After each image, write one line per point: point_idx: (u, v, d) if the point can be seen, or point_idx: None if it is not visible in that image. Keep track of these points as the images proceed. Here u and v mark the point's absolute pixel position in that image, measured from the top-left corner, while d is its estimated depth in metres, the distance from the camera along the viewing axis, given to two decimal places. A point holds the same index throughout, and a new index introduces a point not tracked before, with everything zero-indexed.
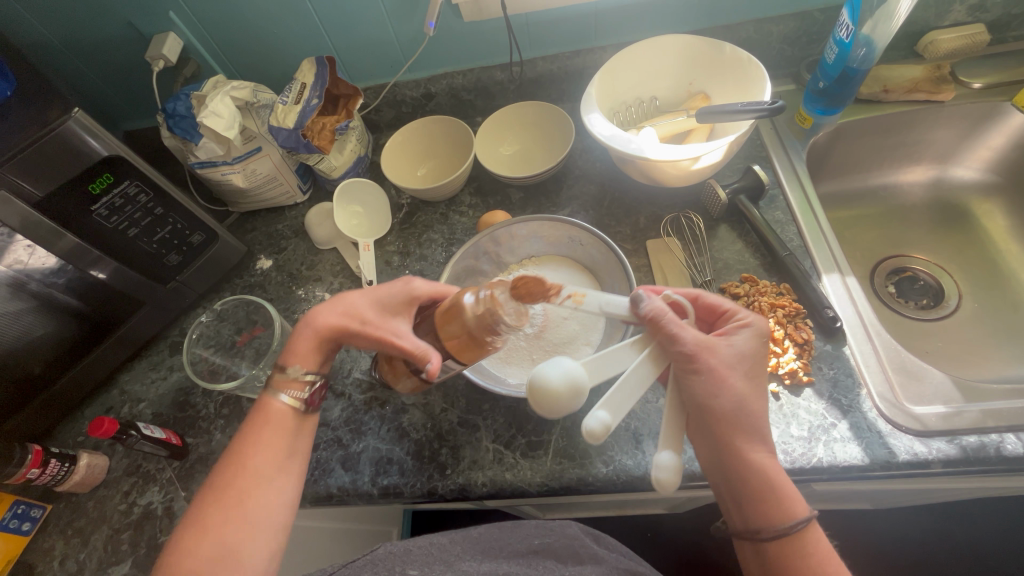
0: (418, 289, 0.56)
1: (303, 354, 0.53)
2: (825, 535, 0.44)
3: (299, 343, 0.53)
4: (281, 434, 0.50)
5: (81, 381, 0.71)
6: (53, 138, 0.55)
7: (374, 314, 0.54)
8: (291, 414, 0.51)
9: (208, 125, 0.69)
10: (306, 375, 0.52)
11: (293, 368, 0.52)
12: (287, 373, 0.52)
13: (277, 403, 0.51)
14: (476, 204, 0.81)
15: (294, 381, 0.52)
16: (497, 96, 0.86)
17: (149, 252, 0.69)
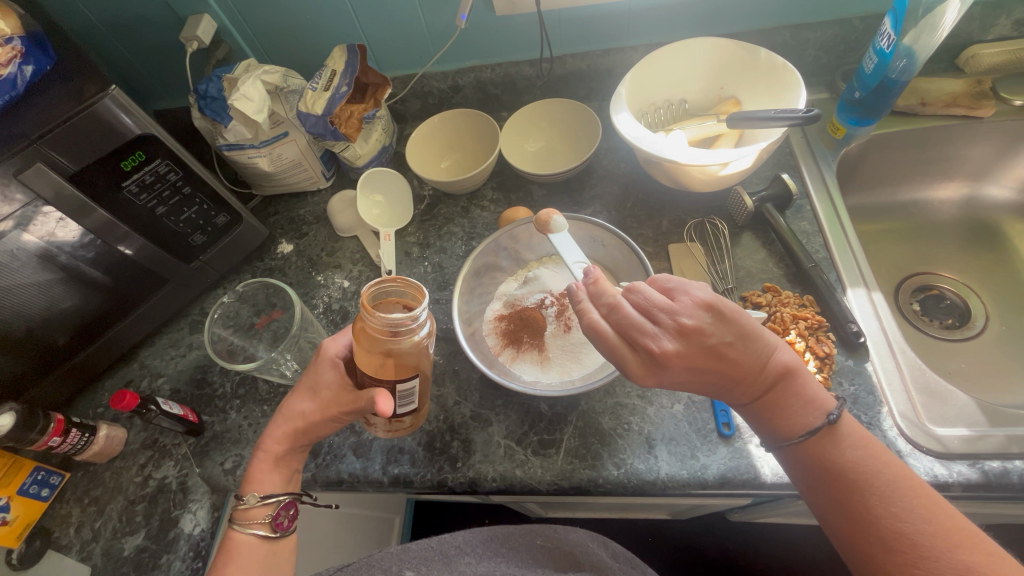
0: (333, 352, 0.53)
1: (258, 477, 0.52)
2: (843, 443, 0.44)
3: (255, 469, 0.52)
4: (251, 555, 0.49)
5: (103, 353, 0.72)
6: (88, 114, 0.56)
7: (314, 403, 0.53)
8: (261, 542, 0.50)
9: (238, 107, 0.70)
10: (267, 499, 0.51)
11: (249, 495, 0.51)
12: (244, 503, 0.50)
13: (244, 536, 0.50)
14: (497, 199, 0.81)
15: (255, 509, 0.50)
16: (524, 92, 0.86)
17: (175, 231, 0.70)
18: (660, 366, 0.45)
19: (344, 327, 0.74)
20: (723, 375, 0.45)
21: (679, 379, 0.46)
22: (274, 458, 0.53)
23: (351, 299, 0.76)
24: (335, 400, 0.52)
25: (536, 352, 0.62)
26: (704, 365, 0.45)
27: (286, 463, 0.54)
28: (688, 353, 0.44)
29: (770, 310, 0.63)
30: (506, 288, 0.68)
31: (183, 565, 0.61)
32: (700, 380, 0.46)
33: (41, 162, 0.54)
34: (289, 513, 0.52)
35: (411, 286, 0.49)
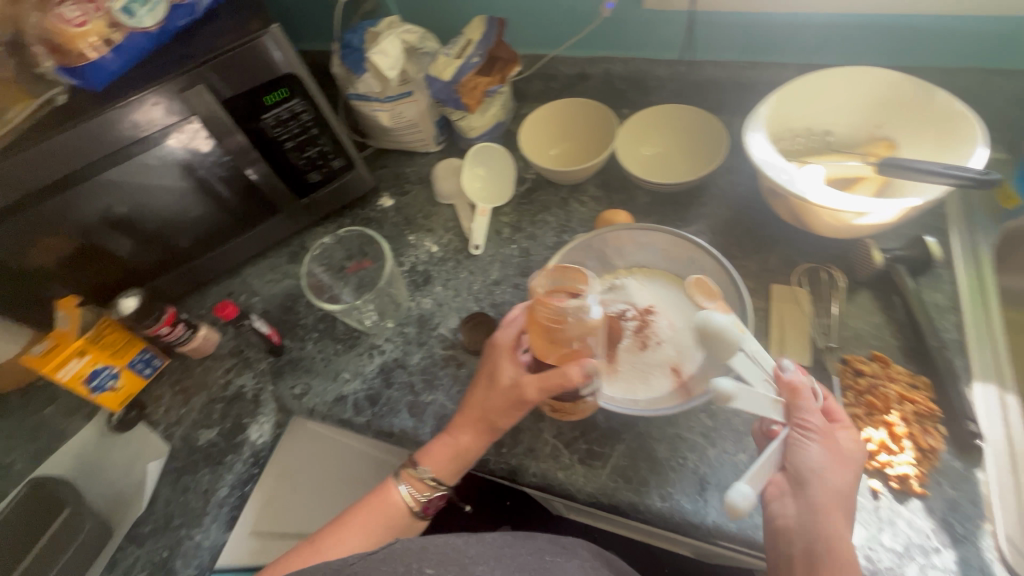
0: (504, 338, 0.57)
1: (436, 457, 0.56)
2: None
3: (437, 448, 0.56)
4: (391, 516, 0.54)
5: (215, 263, 0.80)
6: (248, 49, 0.60)
7: (488, 391, 0.55)
8: (403, 510, 0.55)
9: (375, 61, 0.73)
10: (431, 480, 0.55)
11: (422, 467, 0.55)
12: (415, 471, 0.55)
13: (395, 493, 0.55)
14: (599, 197, 0.79)
15: (419, 481, 0.55)
16: (652, 92, 0.82)
17: (295, 166, 0.74)
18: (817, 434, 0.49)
19: (424, 289, 0.76)
20: (828, 497, 0.47)
21: (799, 459, 0.48)
22: (457, 462, 0.56)
23: (436, 265, 0.78)
24: (512, 389, 0.54)
25: (606, 361, 0.60)
26: (824, 468, 0.48)
27: (463, 456, 0.56)
28: (833, 446, 0.49)
29: (872, 382, 0.56)
30: None
31: (243, 468, 0.67)
32: (810, 476, 0.47)
33: (202, 85, 0.60)
34: (435, 503, 0.56)
35: (568, 270, 0.55)
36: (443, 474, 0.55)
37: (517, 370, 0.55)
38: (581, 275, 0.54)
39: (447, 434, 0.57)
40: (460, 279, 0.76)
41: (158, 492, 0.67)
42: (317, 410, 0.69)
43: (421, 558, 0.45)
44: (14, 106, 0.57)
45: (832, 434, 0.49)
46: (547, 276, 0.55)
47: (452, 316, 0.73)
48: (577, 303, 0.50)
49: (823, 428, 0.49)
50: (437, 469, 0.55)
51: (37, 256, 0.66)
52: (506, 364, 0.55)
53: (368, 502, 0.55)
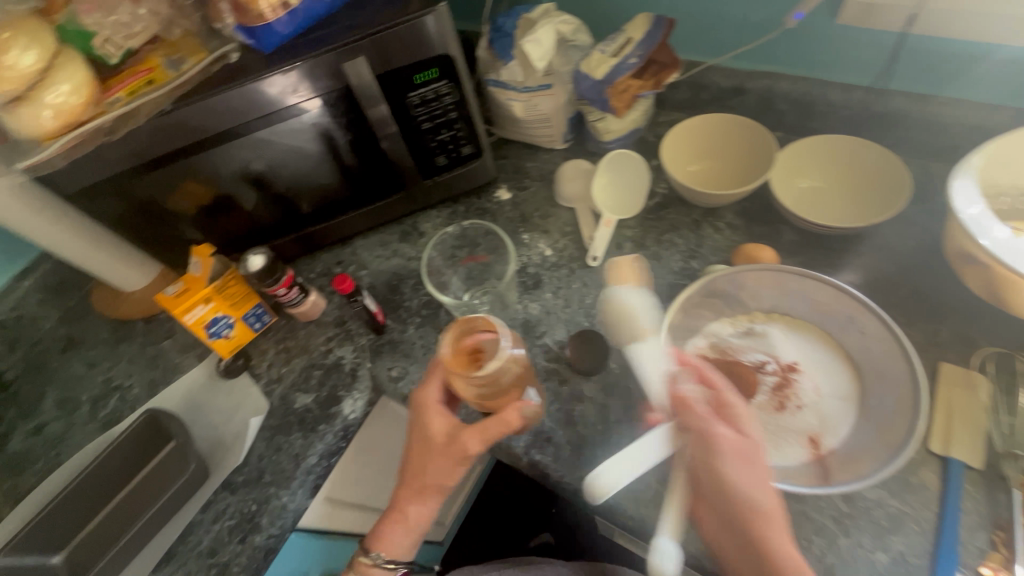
0: (430, 390, 0.57)
1: (389, 542, 0.58)
2: None
3: (391, 536, 0.58)
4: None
5: (331, 231, 0.81)
6: (412, 25, 0.59)
7: (425, 449, 0.56)
8: None
9: (525, 49, 0.70)
10: (387, 564, 0.58)
11: (376, 555, 0.58)
12: (367, 559, 0.58)
13: None
14: (737, 226, 0.72)
15: (375, 565, 0.58)
16: (817, 118, 0.73)
17: (427, 148, 0.73)
18: (727, 453, 0.48)
19: (532, 293, 0.73)
20: (735, 510, 0.47)
21: (723, 480, 0.48)
22: (410, 531, 0.58)
23: (548, 269, 0.74)
24: (450, 445, 0.55)
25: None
26: (768, 508, 0.47)
27: (412, 530, 0.58)
28: (742, 459, 0.48)
29: None
30: (717, 329, 0.60)
31: (333, 439, 0.68)
32: (735, 504, 0.47)
33: (362, 57, 0.59)
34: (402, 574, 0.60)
35: (477, 321, 0.56)
36: (403, 526, 0.58)
37: (447, 423, 0.56)
38: (493, 324, 0.55)
39: (387, 522, 0.58)
40: (572, 290, 0.72)
41: (254, 445, 0.69)
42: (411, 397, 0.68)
43: None
44: (190, 59, 0.59)
45: (738, 445, 0.49)
46: (455, 330, 0.55)
47: (559, 327, 0.69)
48: (495, 363, 0.51)
49: (733, 440, 0.49)
50: (404, 521, 0.58)
51: (177, 200, 0.69)
52: (433, 427, 0.56)
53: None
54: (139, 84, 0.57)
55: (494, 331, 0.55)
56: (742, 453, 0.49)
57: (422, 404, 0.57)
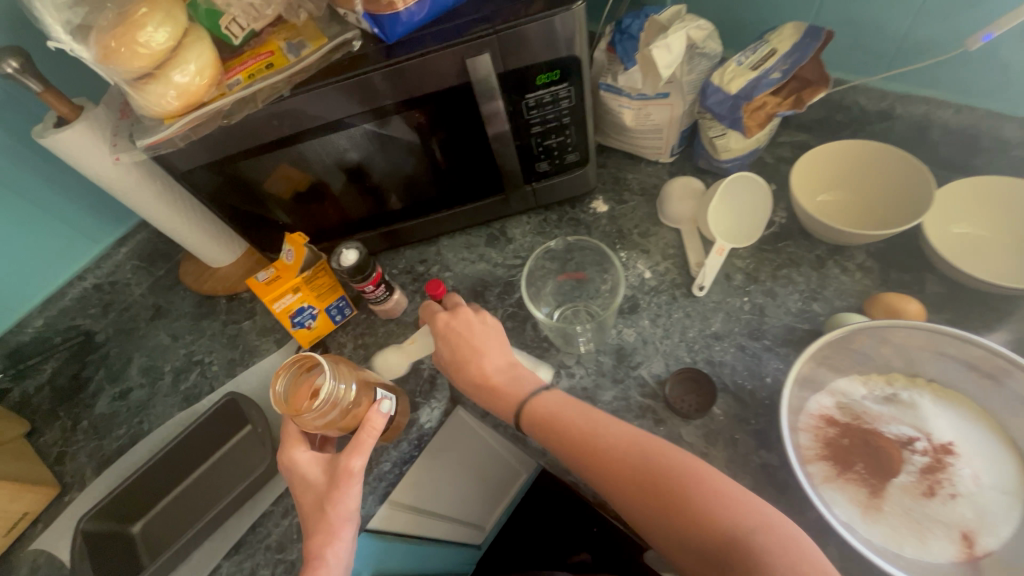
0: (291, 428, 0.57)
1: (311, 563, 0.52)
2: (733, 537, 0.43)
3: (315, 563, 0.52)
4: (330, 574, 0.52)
5: (418, 229, 0.79)
6: (545, 23, 0.54)
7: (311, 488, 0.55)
8: None
9: (653, 55, 0.64)
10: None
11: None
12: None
13: None
14: (870, 268, 0.64)
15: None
16: (979, 154, 0.64)
17: (532, 152, 0.69)
18: (650, 454, 0.49)
19: (628, 318, 0.67)
20: (663, 482, 0.47)
21: (665, 476, 0.47)
22: (336, 546, 0.53)
23: (646, 293, 0.69)
24: (334, 474, 0.54)
25: (867, 492, 0.48)
26: (734, 494, 0.45)
27: (343, 544, 0.53)
28: (658, 455, 0.49)
29: None
30: (850, 388, 0.53)
31: (407, 448, 0.65)
32: (720, 519, 0.44)
33: (486, 53, 0.55)
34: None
35: (298, 360, 0.56)
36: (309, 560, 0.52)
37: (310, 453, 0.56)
38: (308, 357, 0.56)
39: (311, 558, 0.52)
40: (673, 319, 0.66)
41: None
42: None
43: None
44: (310, 45, 0.56)
45: (641, 443, 0.50)
46: (284, 378, 0.56)
47: (656, 359, 0.64)
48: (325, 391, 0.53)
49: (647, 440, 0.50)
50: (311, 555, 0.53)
51: (275, 184, 0.68)
52: (309, 456, 0.56)
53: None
54: (259, 67, 0.56)
55: (316, 362, 0.57)
56: (654, 447, 0.49)
57: (288, 456, 0.56)
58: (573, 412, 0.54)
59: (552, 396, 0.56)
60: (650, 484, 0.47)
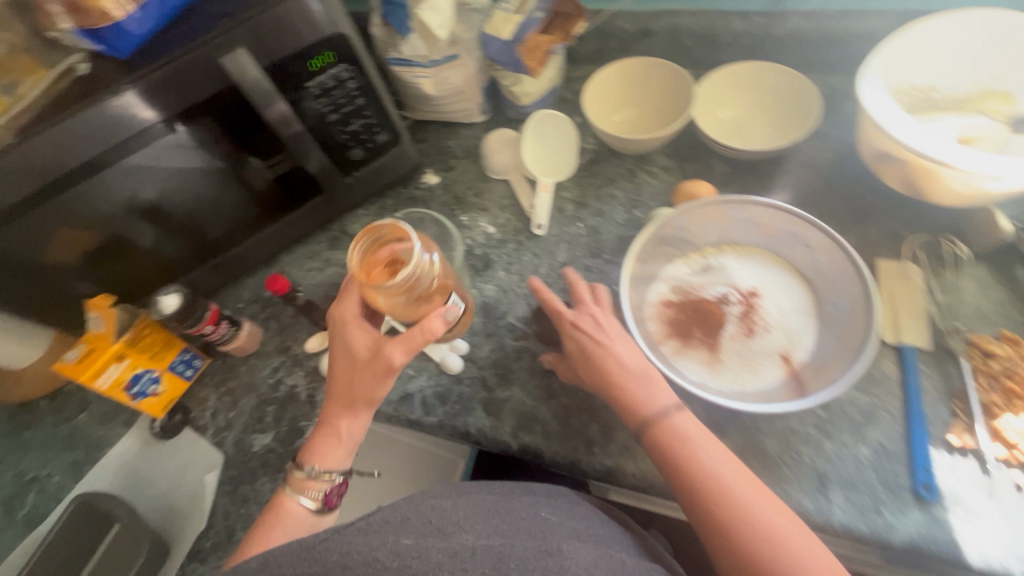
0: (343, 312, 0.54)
1: (320, 452, 0.52)
2: (735, 518, 0.42)
3: (323, 447, 0.52)
4: (293, 523, 0.49)
5: (249, 253, 0.73)
6: (293, 4, 0.52)
7: (345, 363, 0.53)
8: (307, 517, 0.50)
9: (424, 19, 0.64)
10: (326, 475, 0.51)
11: (307, 467, 0.51)
12: (302, 473, 0.51)
13: (295, 504, 0.50)
14: (670, 167, 0.72)
15: (314, 484, 0.51)
16: (722, 49, 0.74)
17: (339, 142, 0.67)
18: (618, 372, 0.50)
19: (484, 275, 0.69)
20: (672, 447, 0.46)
21: (696, 463, 0.45)
22: (342, 440, 0.52)
23: (495, 247, 0.71)
24: (375, 357, 0.51)
25: (707, 351, 0.55)
26: (739, 496, 0.43)
27: (354, 437, 0.52)
28: (636, 378, 0.49)
29: (1007, 366, 0.51)
30: (674, 272, 0.60)
31: None
32: (736, 522, 0.41)
33: (242, 47, 0.52)
34: (339, 493, 0.52)
35: (384, 228, 0.52)
36: (321, 432, 0.53)
37: (367, 336, 0.53)
38: (400, 230, 0.52)
39: (324, 424, 0.53)
40: (525, 263, 0.69)
41: (217, 502, 0.62)
42: (380, 410, 0.63)
43: (402, 530, 0.41)
44: (27, 80, 0.50)
45: (636, 364, 0.50)
46: (359, 244, 0.52)
47: (519, 303, 0.67)
48: (410, 267, 0.48)
49: (636, 364, 0.50)
50: (325, 421, 0.53)
51: (56, 252, 0.57)
52: (351, 333, 0.53)
53: (267, 519, 0.49)
54: None
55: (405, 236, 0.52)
56: (638, 372, 0.50)
57: (340, 313, 0.54)
58: (586, 355, 0.51)
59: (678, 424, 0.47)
60: (618, 393, 0.49)
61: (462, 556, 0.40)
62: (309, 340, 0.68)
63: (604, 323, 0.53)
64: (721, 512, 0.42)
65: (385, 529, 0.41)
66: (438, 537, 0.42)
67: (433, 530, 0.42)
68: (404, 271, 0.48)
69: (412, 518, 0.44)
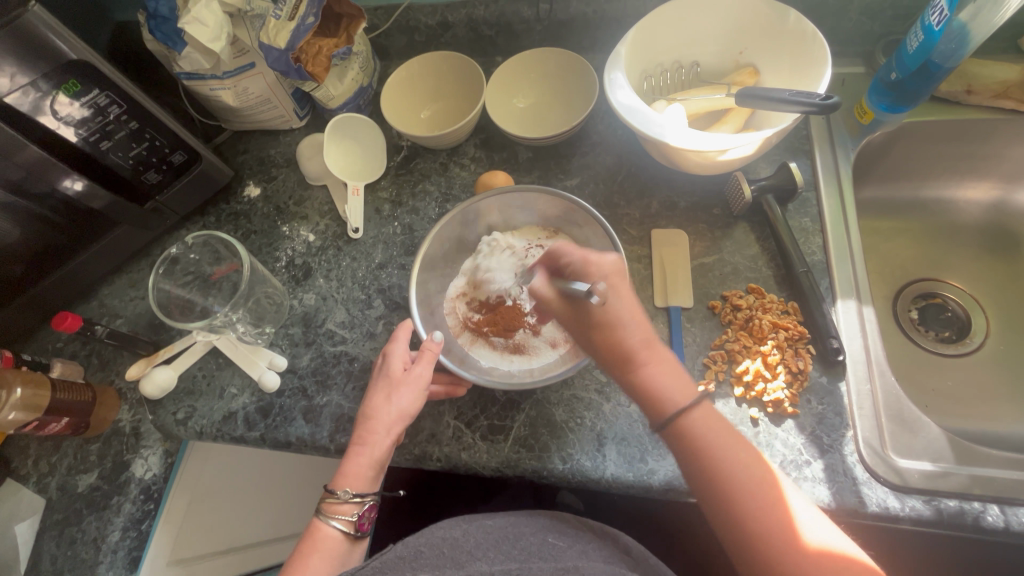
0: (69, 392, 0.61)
1: (353, 475, 0.50)
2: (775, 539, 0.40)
3: (352, 463, 0.51)
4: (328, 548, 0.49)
5: (60, 288, 0.70)
6: (8, 34, 0.49)
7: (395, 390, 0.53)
8: (342, 538, 0.50)
9: (191, 33, 0.62)
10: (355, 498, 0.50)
11: (342, 491, 0.50)
12: (335, 498, 0.49)
13: (328, 528, 0.49)
14: (479, 158, 0.74)
15: (344, 505, 0.49)
16: (520, 36, 0.76)
17: (125, 169, 0.65)
18: (634, 346, 0.47)
19: (305, 284, 0.70)
20: (718, 476, 0.43)
21: (736, 487, 0.42)
22: (372, 458, 0.51)
23: (315, 255, 0.72)
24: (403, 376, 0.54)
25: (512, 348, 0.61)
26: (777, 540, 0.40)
27: (384, 457, 0.52)
28: (649, 347, 0.47)
29: (748, 315, 0.59)
30: (472, 263, 0.66)
31: (135, 506, 0.63)
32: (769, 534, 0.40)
33: None
34: (371, 516, 0.51)
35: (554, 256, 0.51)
36: (394, 381, 0.54)
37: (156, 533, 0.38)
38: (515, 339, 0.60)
39: (357, 442, 0.52)
40: (343, 268, 0.71)
41: (43, 548, 0.61)
42: (206, 432, 0.64)
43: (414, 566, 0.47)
44: None
45: (659, 354, 0.47)
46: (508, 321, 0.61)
47: (338, 310, 0.68)
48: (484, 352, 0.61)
49: (621, 270, 0.49)
50: (397, 372, 0.54)
51: None
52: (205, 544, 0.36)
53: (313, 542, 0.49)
54: None
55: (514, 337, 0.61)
56: (652, 341, 0.48)
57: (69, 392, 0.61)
58: (580, 317, 0.48)
59: (701, 428, 0.45)
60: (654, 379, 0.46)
61: None
62: (130, 368, 0.66)
63: (623, 289, 0.48)
64: (750, 530, 0.41)
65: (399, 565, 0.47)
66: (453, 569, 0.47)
67: (450, 563, 0.47)
68: (486, 352, 0.60)
69: (427, 550, 0.49)
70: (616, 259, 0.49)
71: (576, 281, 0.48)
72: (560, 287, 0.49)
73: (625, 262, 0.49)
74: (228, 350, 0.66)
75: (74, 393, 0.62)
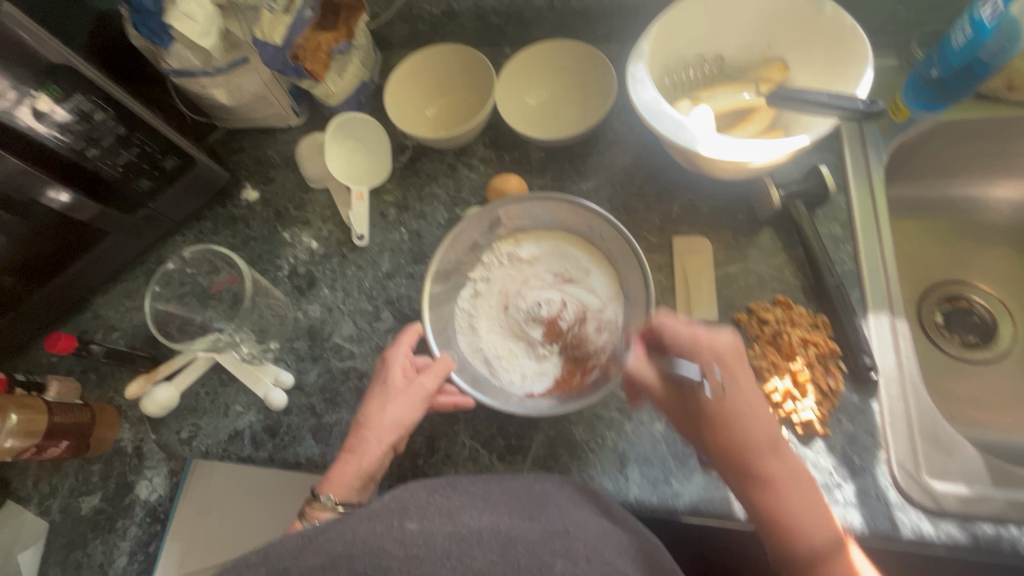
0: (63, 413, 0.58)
1: (341, 480, 0.48)
2: None
3: (340, 469, 0.48)
4: None
5: (53, 303, 0.67)
6: None
7: (393, 394, 0.51)
8: None
9: (179, 29, 0.57)
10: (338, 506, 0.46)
11: (326, 497, 0.46)
12: (319, 504, 0.46)
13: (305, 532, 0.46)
14: (489, 158, 0.70)
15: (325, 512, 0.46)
16: (532, 25, 0.71)
17: (115, 178, 0.61)
18: (760, 447, 0.46)
19: (309, 295, 0.67)
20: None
21: None
22: (364, 467, 0.49)
23: (319, 264, 0.69)
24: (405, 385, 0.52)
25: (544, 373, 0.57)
26: None
27: (374, 466, 0.49)
28: (778, 449, 0.46)
29: (776, 329, 0.56)
30: (485, 274, 0.63)
31: (140, 529, 0.61)
32: None
33: None
34: None
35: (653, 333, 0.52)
36: (393, 391, 0.52)
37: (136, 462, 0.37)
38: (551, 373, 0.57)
39: (347, 449, 0.50)
40: (348, 277, 0.67)
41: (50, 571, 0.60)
42: (211, 451, 0.62)
43: (402, 514, 0.42)
44: None
45: (764, 443, 0.46)
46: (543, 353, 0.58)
47: (344, 322, 0.65)
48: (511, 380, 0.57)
49: (740, 351, 0.48)
50: (396, 382, 0.52)
51: None
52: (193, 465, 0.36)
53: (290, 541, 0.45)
54: None
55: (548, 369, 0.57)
56: (777, 440, 0.47)
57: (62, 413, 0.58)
58: (687, 406, 0.49)
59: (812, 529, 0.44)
60: (767, 471, 0.46)
61: (469, 541, 0.41)
62: (129, 386, 0.62)
63: (741, 374, 0.48)
64: None
65: (389, 514, 0.42)
66: (442, 519, 0.42)
67: (438, 512, 0.43)
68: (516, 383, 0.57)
69: (414, 499, 0.44)
70: (730, 337, 0.49)
71: (689, 368, 0.50)
72: (666, 371, 0.50)
73: (740, 340, 0.49)
74: (231, 367, 0.63)
75: (72, 415, 0.59)
